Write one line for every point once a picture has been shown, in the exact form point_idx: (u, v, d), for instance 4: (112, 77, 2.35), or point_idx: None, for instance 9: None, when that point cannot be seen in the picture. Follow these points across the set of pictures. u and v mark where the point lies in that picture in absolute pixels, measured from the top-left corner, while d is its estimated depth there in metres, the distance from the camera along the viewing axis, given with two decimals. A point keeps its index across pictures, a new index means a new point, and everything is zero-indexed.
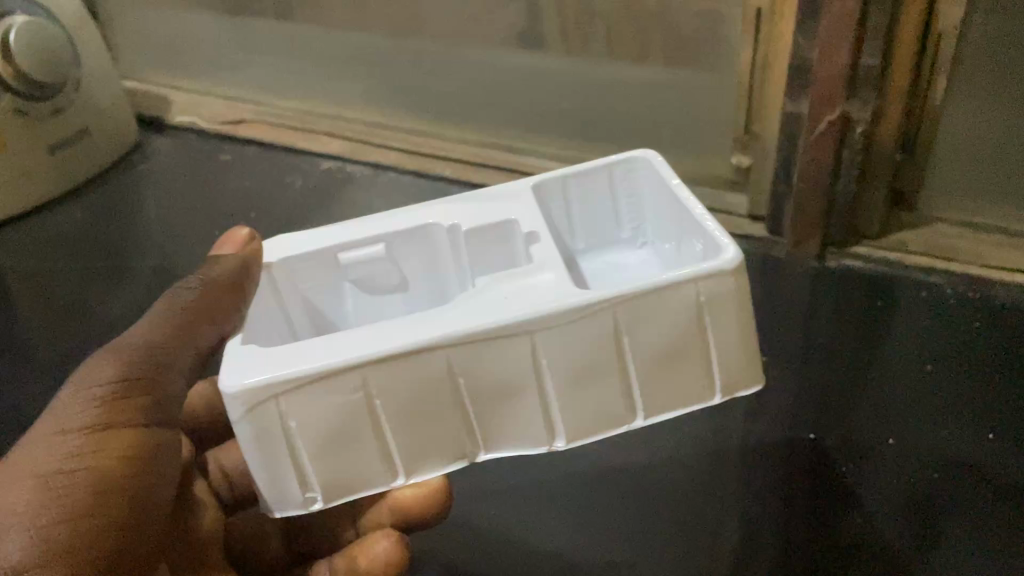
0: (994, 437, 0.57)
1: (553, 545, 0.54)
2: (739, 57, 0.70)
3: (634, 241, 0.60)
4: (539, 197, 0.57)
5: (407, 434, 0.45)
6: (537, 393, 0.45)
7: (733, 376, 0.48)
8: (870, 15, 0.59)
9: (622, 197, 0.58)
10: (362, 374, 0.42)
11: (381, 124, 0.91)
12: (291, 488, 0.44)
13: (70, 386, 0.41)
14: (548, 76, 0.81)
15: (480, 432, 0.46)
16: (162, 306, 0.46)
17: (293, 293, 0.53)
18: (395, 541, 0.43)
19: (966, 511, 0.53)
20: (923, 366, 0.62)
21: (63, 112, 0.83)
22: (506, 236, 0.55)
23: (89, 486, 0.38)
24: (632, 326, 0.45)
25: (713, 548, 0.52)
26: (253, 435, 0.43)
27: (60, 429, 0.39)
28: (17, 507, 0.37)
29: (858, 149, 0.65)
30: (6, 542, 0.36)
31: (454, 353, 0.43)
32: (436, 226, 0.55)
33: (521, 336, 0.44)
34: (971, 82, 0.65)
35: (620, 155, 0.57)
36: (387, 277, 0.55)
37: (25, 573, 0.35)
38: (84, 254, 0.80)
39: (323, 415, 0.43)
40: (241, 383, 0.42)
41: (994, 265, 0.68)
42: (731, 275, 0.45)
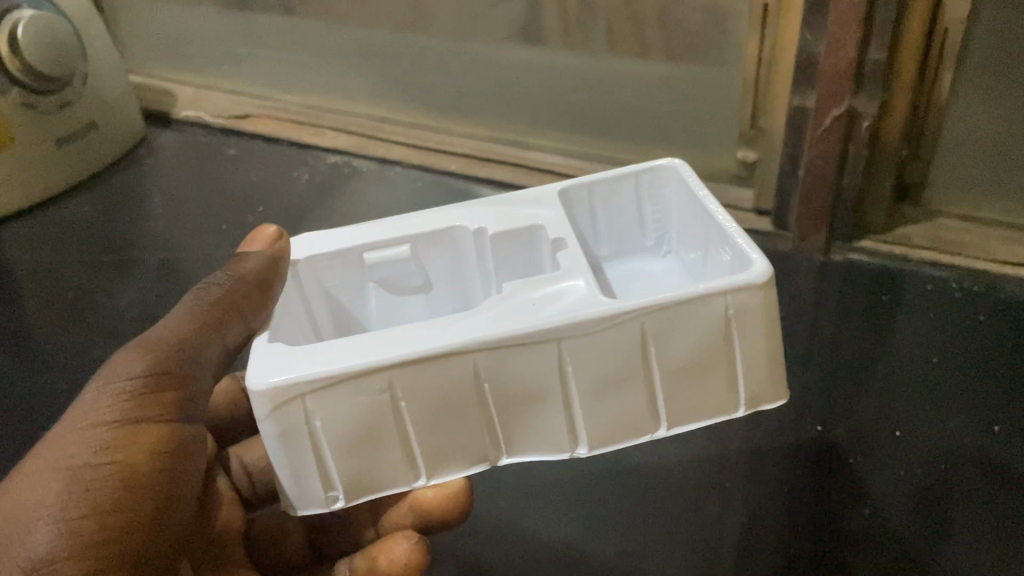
0: (1001, 429, 0.56)
1: (550, 541, 0.53)
2: (745, 52, 0.69)
3: (659, 249, 0.59)
4: (564, 203, 0.56)
5: (432, 438, 0.44)
6: (560, 399, 0.44)
7: (759, 389, 0.47)
8: (877, 9, 0.58)
9: (648, 205, 0.58)
10: (390, 375, 0.42)
11: (387, 118, 0.91)
12: (313, 490, 0.44)
13: (100, 378, 0.42)
14: (554, 71, 0.81)
15: (503, 437, 0.45)
16: (191, 299, 0.47)
17: (317, 291, 0.54)
18: (416, 543, 0.44)
19: (978, 506, 0.52)
20: (928, 361, 0.62)
21: (72, 106, 0.83)
22: (532, 241, 0.54)
23: (118, 481, 0.39)
24: (660, 335, 0.44)
25: (714, 546, 0.52)
26: (278, 434, 0.42)
27: (88, 422, 0.40)
28: (46, 499, 0.38)
29: (864, 143, 0.64)
30: (38, 531, 0.37)
31: (482, 357, 0.42)
32: (461, 228, 0.54)
33: (548, 343, 0.43)
34: (977, 75, 0.64)
35: (646, 163, 0.56)
36: (412, 279, 0.55)
37: (54, 563, 0.37)
38: (91, 247, 0.81)
39: (348, 416, 0.42)
40: (268, 382, 0.41)
41: (1000, 259, 0.66)
42: (761, 289, 0.44)
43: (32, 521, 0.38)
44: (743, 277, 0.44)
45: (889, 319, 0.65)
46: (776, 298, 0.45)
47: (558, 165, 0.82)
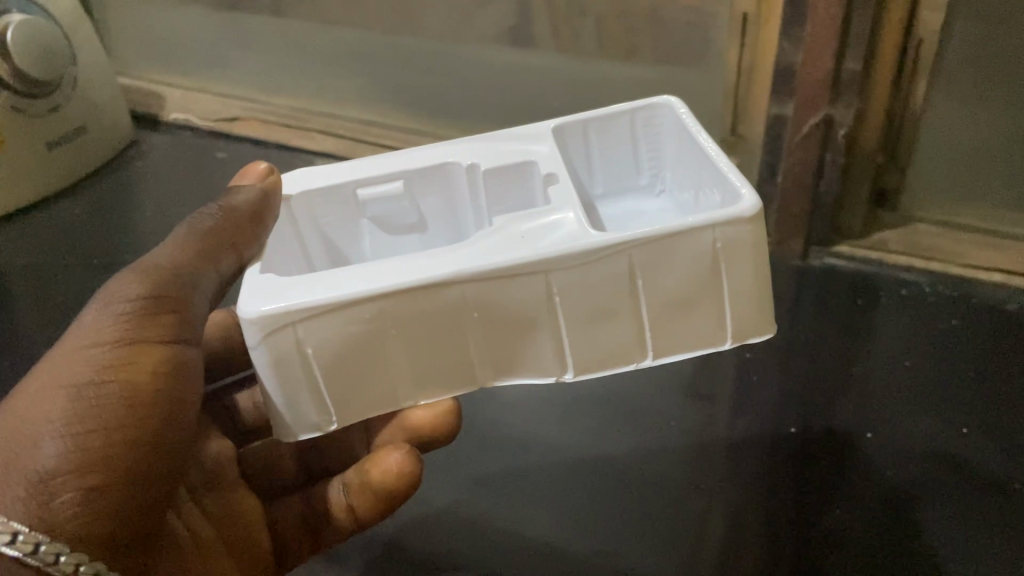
0: (969, 432, 0.58)
1: (533, 540, 0.54)
2: (726, 59, 0.70)
3: (654, 188, 0.58)
4: (557, 141, 0.55)
5: (422, 360, 0.44)
6: (550, 325, 0.44)
7: (748, 323, 0.46)
8: (853, 21, 0.59)
9: (644, 143, 0.57)
10: (381, 305, 0.42)
11: (374, 121, 0.92)
12: (305, 415, 0.44)
13: (100, 302, 0.43)
14: (539, 75, 0.82)
15: (492, 362, 0.45)
16: (187, 229, 0.48)
17: (310, 227, 0.54)
18: (408, 453, 0.45)
19: (948, 504, 0.54)
20: (901, 363, 0.63)
21: (61, 108, 0.84)
22: (526, 176, 0.53)
23: (121, 397, 0.40)
24: (651, 269, 0.44)
25: (696, 548, 0.53)
26: (270, 362, 0.42)
27: (91, 342, 0.41)
28: (50, 414, 0.39)
29: (842, 151, 0.65)
30: (42, 445, 0.38)
31: (471, 286, 0.42)
32: (455, 164, 0.54)
33: (539, 273, 0.42)
34: (951, 84, 0.65)
35: (640, 100, 0.55)
36: (404, 214, 0.55)
37: (60, 475, 0.38)
38: (82, 250, 0.81)
39: (339, 343, 0.42)
40: (259, 310, 0.41)
41: (975, 264, 0.68)
42: (749, 223, 0.43)
43: (38, 434, 0.38)
44: (731, 211, 0.43)
45: (868, 322, 0.66)
46: (766, 233, 0.44)
47: None
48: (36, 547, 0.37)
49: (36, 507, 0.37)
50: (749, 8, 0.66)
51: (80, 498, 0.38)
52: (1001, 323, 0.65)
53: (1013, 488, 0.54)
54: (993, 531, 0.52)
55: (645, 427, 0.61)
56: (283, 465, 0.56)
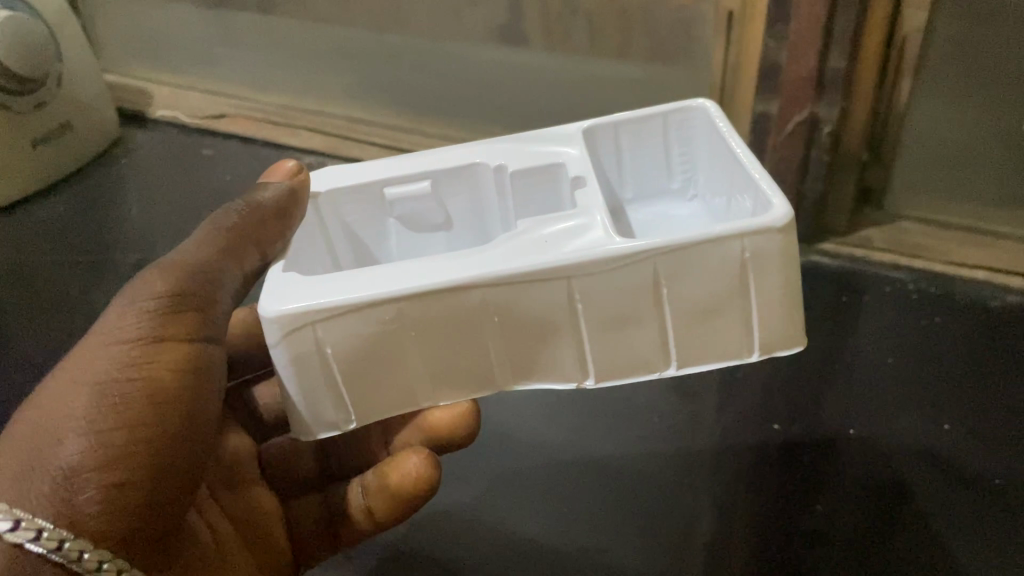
0: (951, 427, 0.58)
1: (517, 534, 0.54)
2: (712, 57, 0.70)
3: (685, 193, 0.55)
4: (588, 143, 0.53)
5: (445, 361, 0.42)
6: (572, 330, 0.41)
7: (776, 336, 0.43)
8: (837, 19, 0.60)
9: (675, 147, 0.54)
10: (400, 307, 0.40)
11: (362, 117, 0.92)
12: (322, 413, 0.42)
13: (123, 297, 0.40)
14: (526, 72, 0.82)
15: (518, 364, 0.42)
16: (209, 223, 0.45)
17: (338, 227, 0.52)
18: (426, 457, 0.42)
19: (930, 499, 0.54)
20: (885, 359, 0.63)
21: (45, 106, 0.84)
22: (553, 177, 0.51)
23: (146, 396, 0.37)
24: (674, 275, 0.41)
25: (683, 546, 0.53)
26: (289, 362, 0.40)
27: (116, 338, 0.38)
28: (73, 410, 0.36)
29: (826, 148, 0.66)
30: (66, 443, 0.36)
31: (490, 291, 0.40)
32: (482, 165, 0.51)
33: (562, 278, 0.40)
34: (935, 83, 0.66)
35: (673, 103, 0.52)
36: (432, 214, 0.53)
37: (79, 477, 0.35)
38: (66, 247, 0.81)
39: (358, 343, 0.40)
40: (280, 309, 0.39)
41: (959, 262, 0.69)
42: (779, 234, 0.40)
43: (60, 432, 0.36)
44: (762, 219, 0.40)
45: (852, 318, 0.66)
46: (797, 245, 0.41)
47: None
48: (60, 544, 0.34)
49: (59, 503, 0.35)
50: (735, 6, 0.66)
51: (102, 495, 0.35)
52: (984, 320, 0.65)
53: (993, 485, 0.54)
54: (975, 528, 0.52)
55: (632, 424, 0.61)
56: (303, 460, 0.51)
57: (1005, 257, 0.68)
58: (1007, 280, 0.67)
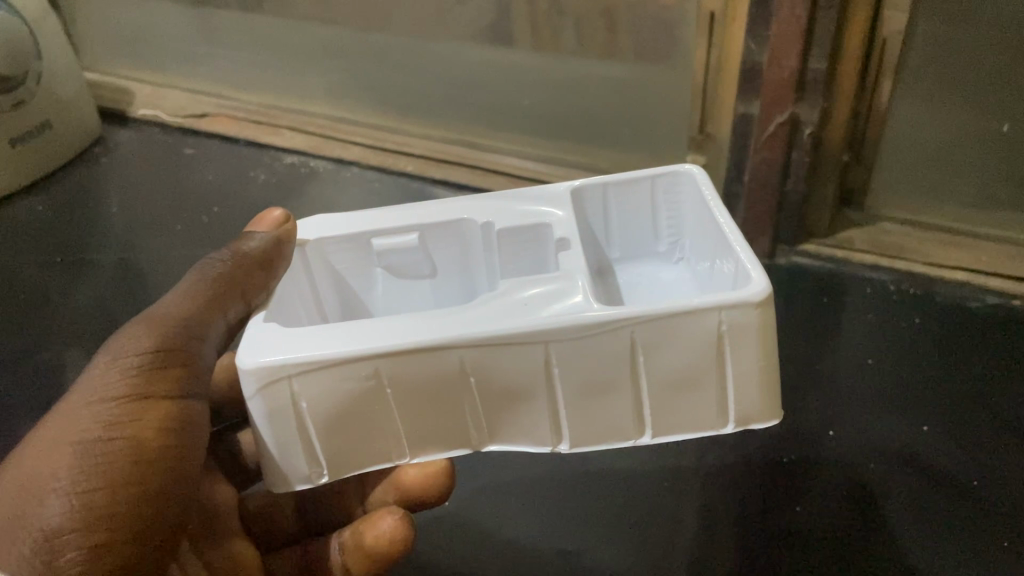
0: (929, 429, 0.58)
1: (499, 537, 0.55)
2: (693, 59, 0.70)
3: (671, 256, 0.53)
4: (575, 205, 0.51)
5: (423, 419, 0.41)
6: (547, 395, 0.40)
7: (753, 408, 0.41)
8: (817, 22, 0.60)
9: (662, 210, 0.51)
10: (381, 364, 0.39)
11: (344, 118, 0.92)
12: (296, 468, 0.41)
13: (106, 354, 0.40)
14: (509, 72, 0.82)
15: (489, 426, 0.41)
16: (194, 278, 0.45)
17: (325, 272, 0.50)
18: (402, 516, 0.42)
19: (905, 503, 0.54)
20: (865, 360, 0.64)
21: (26, 104, 0.84)
22: (539, 238, 0.49)
23: (127, 455, 0.37)
24: (651, 347, 0.39)
25: (668, 548, 0.53)
26: (265, 416, 0.39)
27: (98, 397, 0.38)
28: (57, 471, 0.36)
29: (806, 150, 0.66)
30: (47, 503, 0.35)
31: (469, 352, 0.39)
32: (470, 221, 0.49)
33: (537, 343, 0.39)
34: (915, 84, 0.66)
35: (661, 168, 0.50)
36: (419, 266, 0.51)
37: (62, 537, 0.35)
38: (46, 247, 0.81)
39: (336, 399, 0.39)
40: (257, 361, 0.38)
41: (938, 263, 0.69)
42: (758, 308, 0.39)
43: (43, 492, 0.36)
44: (739, 292, 0.39)
45: (833, 319, 0.67)
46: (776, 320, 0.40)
47: (512, 165, 0.83)
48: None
49: (41, 565, 0.34)
50: (715, 8, 0.66)
51: (86, 556, 0.35)
52: (963, 322, 0.65)
53: (970, 486, 0.55)
54: (952, 532, 0.52)
55: None
56: (282, 512, 0.51)
57: (984, 258, 0.68)
58: (987, 280, 0.67)
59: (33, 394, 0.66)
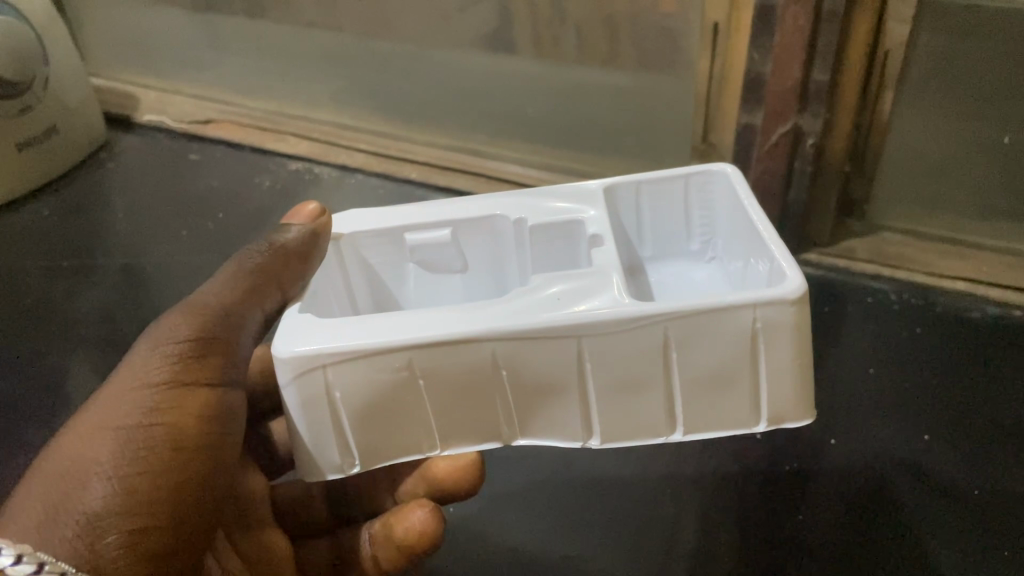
0: (930, 439, 0.58)
1: (502, 544, 0.55)
2: (696, 70, 0.71)
3: (704, 255, 0.53)
4: (607, 204, 0.51)
5: (450, 412, 0.41)
6: (579, 391, 0.40)
7: (785, 404, 0.41)
8: (820, 34, 0.60)
9: (695, 209, 0.52)
10: (412, 355, 0.39)
11: (348, 125, 0.92)
12: (329, 458, 0.41)
13: (147, 340, 0.40)
14: (512, 81, 0.82)
15: (520, 419, 0.41)
16: (231, 267, 0.44)
17: (358, 267, 0.50)
18: (432, 510, 0.42)
19: (910, 508, 0.54)
20: (866, 371, 0.64)
21: (31, 110, 0.84)
22: (571, 234, 0.49)
23: (169, 442, 0.37)
24: (684, 343, 0.39)
25: (670, 553, 0.53)
26: (299, 404, 0.40)
27: (140, 383, 0.38)
28: (99, 455, 0.36)
29: (809, 160, 0.66)
30: (89, 487, 0.35)
31: (503, 345, 0.39)
32: (503, 217, 0.49)
33: (571, 337, 0.39)
34: (917, 95, 0.66)
35: (695, 167, 0.50)
36: (451, 261, 0.51)
37: (104, 520, 0.35)
38: (50, 252, 0.81)
39: (369, 389, 0.40)
40: (293, 350, 0.39)
41: (940, 273, 0.69)
42: (793, 305, 0.39)
43: (85, 475, 0.35)
44: (775, 290, 0.39)
45: (835, 328, 0.67)
46: (811, 316, 0.40)
47: (516, 173, 0.83)
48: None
49: (84, 548, 0.34)
50: (719, 18, 0.66)
51: (127, 540, 0.35)
52: (961, 330, 0.66)
53: (970, 496, 0.55)
54: (960, 542, 0.52)
55: None
56: (315, 505, 0.51)
57: (984, 268, 0.69)
58: (986, 291, 0.68)
59: (37, 397, 0.66)
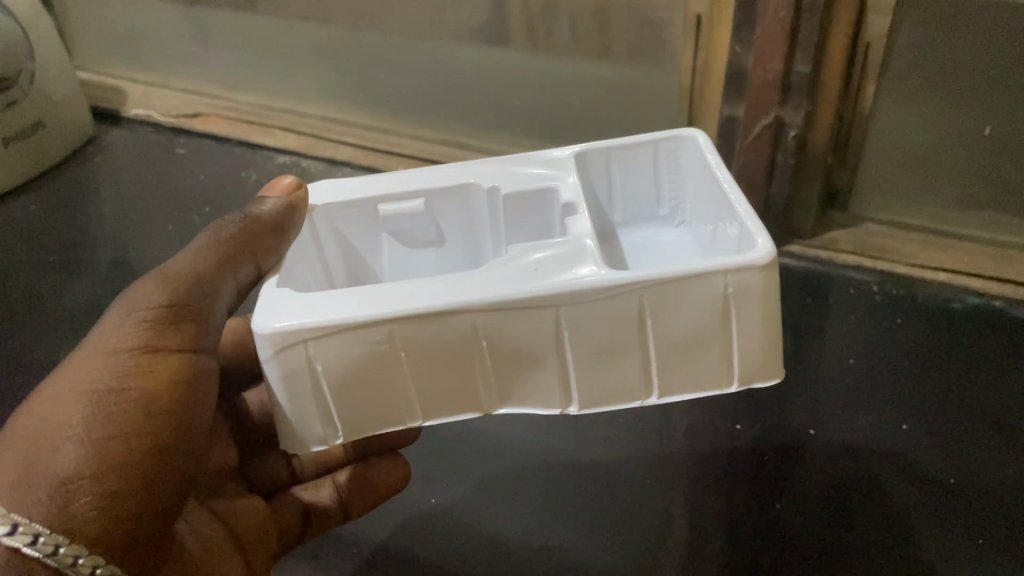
0: (908, 428, 0.59)
1: (485, 532, 0.55)
2: (681, 60, 0.71)
3: (673, 220, 0.53)
4: (577, 169, 0.51)
5: (431, 384, 0.41)
6: (556, 361, 0.41)
7: (758, 365, 0.42)
8: (802, 27, 0.60)
9: (665, 174, 0.52)
10: (393, 328, 0.39)
11: (336, 118, 0.93)
12: (310, 429, 0.41)
13: (118, 308, 0.41)
14: (499, 72, 0.82)
15: (500, 389, 0.42)
16: (206, 237, 0.45)
17: (332, 238, 0.50)
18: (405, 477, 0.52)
19: (888, 496, 0.55)
20: (847, 360, 0.64)
21: (17, 105, 0.85)
22: (545, 203, 0.49)
23: (141, 406, 0.37)
24: (658, 311, 0.40)
25: (657, 544, 0.53)
26: (281, 377, 0.39)
27: (111, 349, 0.39)
28: (70, 420, 0.36)
29: (792, 152, 0.67)
30: (60, 450, 0.36)
31: (482, 316, 0.39)
32: (476, 186, 0.50)
33: (547, 308, 0.39)
34: (900, 85, 0.67)
35: (664, 133, 0.51)
36: (425, 232, 0.51)
37: (76, 482, 0.35)
38: (38, 246, 0.81)
39: (352, 362, 0.40)
40: (273, 326, 0.38)
41: (922, 264, 0.70)
42: (763, 271, 0.39)
43: (57, 439, 0.36)
44: (743, 256, 0.39)
45: (819, 319, 0.67)
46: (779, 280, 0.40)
47: None
48: (35, 538, 0.34)
49: (56, 510, 0.35)
50: (702, 9, 0.66)
51: (100, 501, 0.35)
52: (943, 320, 0.66)
53: (947, 484, 0.55)
54: (939, 531, 0.53)
55: (603, 421, 0.62)
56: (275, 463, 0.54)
57: (965, 259, 0.70)
58: (968, 281, 0.68)
59: (23, 391, 0.66)
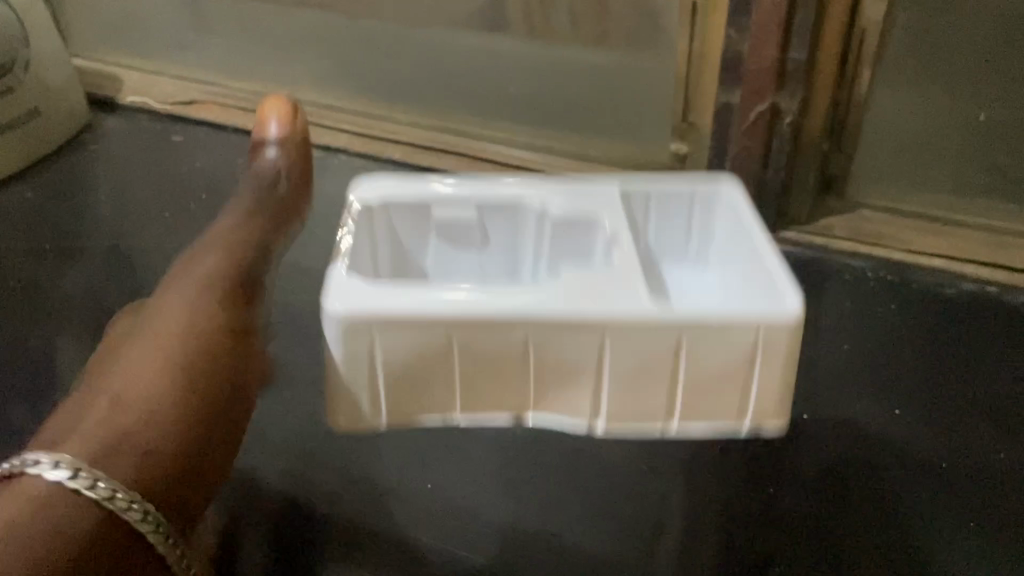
0: (902, 412, 0.60)
1: (467, 508, 0.54)
2: (677, 47, 0.72)
3: (702, 260, 0.59)
4: (625, 207, 0.56)
5: (479, 376, 0.47)
6: (594, 375, 0.46)
7: (776, 380, 0.46)
8: (797, 14, 0.62)
9: (699, 226, 0.58)
10: (448, 327, 0.45)
11: (325, 104, 0.90)
12: (361, 407, 0.47)
13: (185, 310, 0.45)
14: (496, 60, 0.83)
15: (539, 385, 0.47)
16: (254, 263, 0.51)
17: (387, 234, 0.56)
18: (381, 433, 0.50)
19: (882, 479, 0.55)
20: (841, 346, 0.65)
21: (13, 91, 0.87)
22: (587, 236, 0.56)
23: (206, 399, 0.41)
24: (695, 341, 0.45)
25: (658, 532, 0.53)
26: (344, 356, 0.46)
27: (184, 345, 0.43)
28: (151, 397, 0.40)
29: (788, 137, 0.67)
30: (140, 418, 0.39)
31: (531, 329, 0.45)
32: (530, 209, 0.56)
33: (595, 329, 0.45)
34: (897, 72, 0.69)
35: (707, 178, 0.57)
36: (470, 236, 0.57)
37: (149, 448, 0.38)
38: (33, 234, 0.81)
39: (408, 349, 0.45)
40: (343, 307, 0.45)
41: (918, 250, 0.70)
42: (789, 329, 0.45)
43: (138, 408, 0.39)
44: (776, 311, 0.45)
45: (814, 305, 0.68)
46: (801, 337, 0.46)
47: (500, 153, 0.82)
48: (96, 484, 0.35)
49: (128, 468, 0.37)
50: None
51: (162, 470, 0.38)
52: (936, 305, 0.67)
53: (941, 469, 0.56)
54: (933, 513, 0.53)
55: None
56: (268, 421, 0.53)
57: (959, 244, 0.70)
58: (963, 268, 0.69)
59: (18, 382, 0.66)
